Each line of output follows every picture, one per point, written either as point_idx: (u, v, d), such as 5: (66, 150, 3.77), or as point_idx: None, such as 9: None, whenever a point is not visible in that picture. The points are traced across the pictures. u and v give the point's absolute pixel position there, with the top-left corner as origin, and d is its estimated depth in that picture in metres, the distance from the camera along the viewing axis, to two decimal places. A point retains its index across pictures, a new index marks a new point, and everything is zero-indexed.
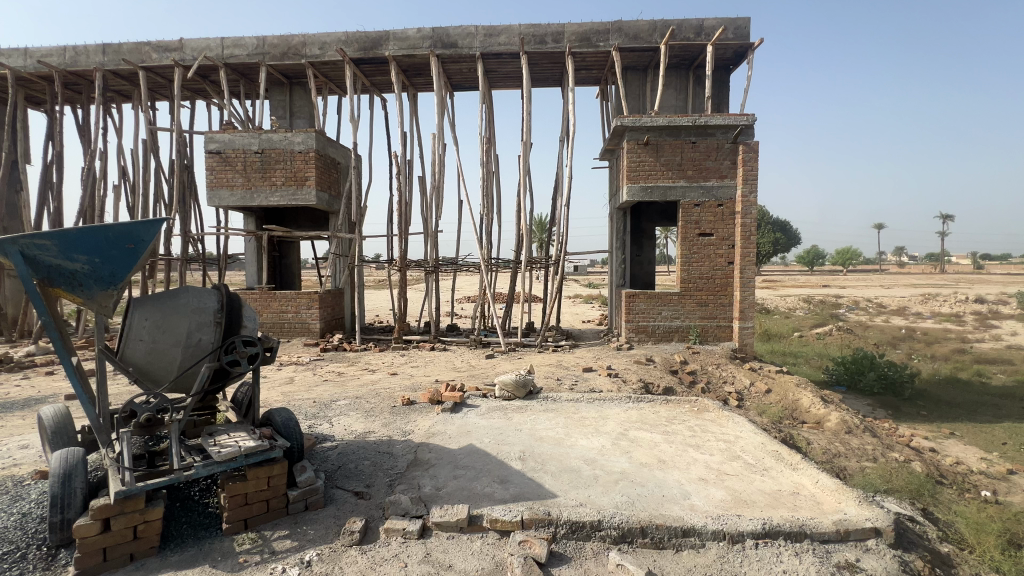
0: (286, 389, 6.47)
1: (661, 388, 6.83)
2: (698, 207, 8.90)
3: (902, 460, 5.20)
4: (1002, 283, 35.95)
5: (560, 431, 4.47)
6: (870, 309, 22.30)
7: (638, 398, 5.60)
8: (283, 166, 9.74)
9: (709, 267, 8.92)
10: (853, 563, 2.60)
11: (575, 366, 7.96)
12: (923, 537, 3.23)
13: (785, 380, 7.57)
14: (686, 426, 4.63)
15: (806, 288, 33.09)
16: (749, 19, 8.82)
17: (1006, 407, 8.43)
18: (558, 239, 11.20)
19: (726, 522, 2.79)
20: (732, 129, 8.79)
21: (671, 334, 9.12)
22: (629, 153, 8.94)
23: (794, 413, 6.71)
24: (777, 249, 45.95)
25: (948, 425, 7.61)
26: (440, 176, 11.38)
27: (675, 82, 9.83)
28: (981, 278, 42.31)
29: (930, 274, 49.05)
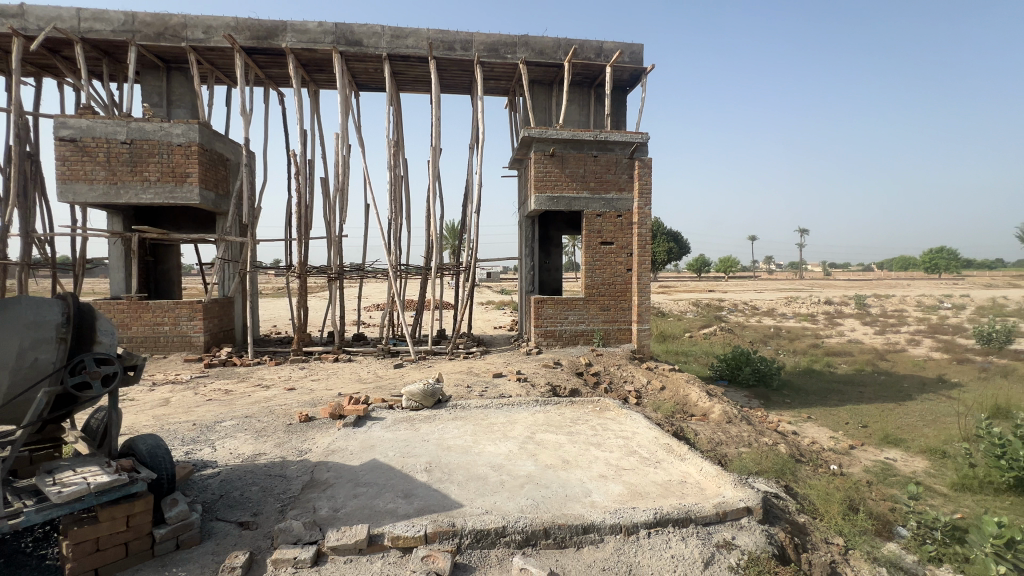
0: (159, 412, 5.69)
1: (567, 390, 7.09)
2: (600, 216, 9.42)
3: (770, 443, 5.92)
4: (844, 288, 42.63)
5: (467, 438, 4.43)
6: (746, 310, 25.27)
7: (545, 401, 5.76)
8: (158, 161, 8.63)
9: (610, 273, 9.49)
10: (730, 542, 2.88)
11: (485, 372, 7.98)
12: (785, 510, 3.69)
13: (677, 378, 8.26)
14: (589, 426, 4.85)
15: (695, 292, 36.75)
16: (642, 46, 9.59)
17: (848, 392, 9.98)
18: (468, 246, 11.20)
19: (622, 515, 2.93)
20: (628, 145, 9.46)
21: (576, 338, 9.53)
22: (536, 163, 9.23)
23: (684, 407, 7.34)
24: (671, 258, 50.38)
25: (806, 410, 8.82)
26: (344, 178, 10.84)
27: (579, 98, 10.37)
28: (829, 283, 49.96)
29: (792, 280, 56.86)
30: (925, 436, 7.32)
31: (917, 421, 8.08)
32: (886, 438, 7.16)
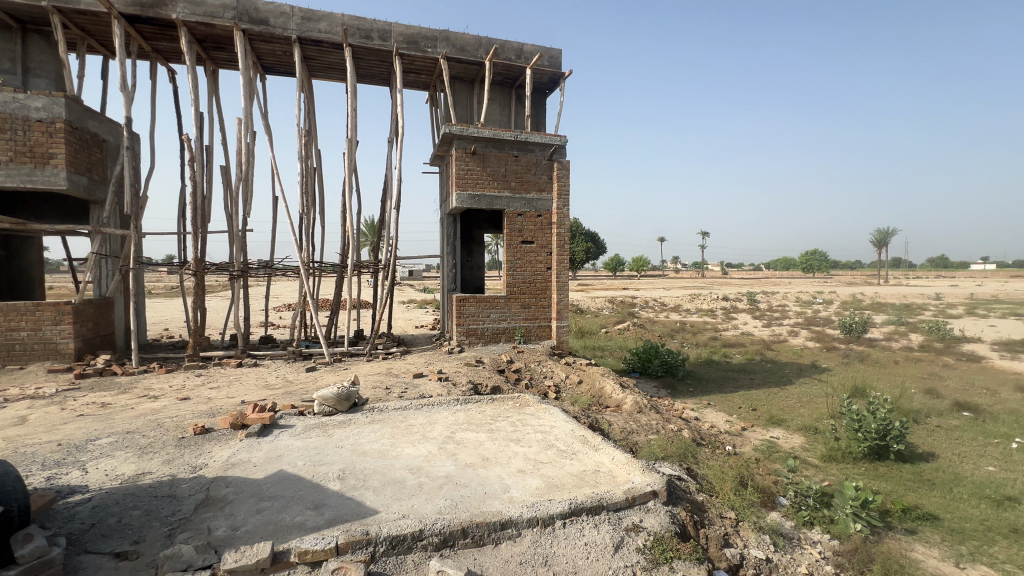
0: (13, 434, 4.85)
1: (489, 388, 7.13)
2: (521, 216, 9.57)
3: (676, 429, 6.40)
4: (738, 286, 47.20)
5: (384, 442, 4.28)
6: (656, 307, 27.11)
7: (466, 399, 5.74)
8: (11, 137, 7.35)
9: (531, 272, 9.68)
10: (638, 525, 3.06)
11: (405, 373, 7.78)
12: (686, 490, 4.00)
13: (593, 371, 8.65)
14: (509, 422, 4.91)
15: (611, 290, 38.76)
16: (560, 51, 9.89)
17: (742, 380, 11.09)
18: (387, 243, 10.83)
19: (539, 508, 3.00)
20: (547, 147, 9.71)
21: (498, 335, 9.62)
22: (457, 161, 9.15)
23: (600, 400, 7.70)
24: (589, 257, 52.63)
25: (706, 397, 9.66)
26: (248, 167, 9.97)
27: (499, 98, 10.45)
28: (726, 281, 55.08)
29: (695, 278, 62.00)
30: (801, 415, 8.34)
31: (795, 402, 9.19)
32: (771, 419, 8.06)
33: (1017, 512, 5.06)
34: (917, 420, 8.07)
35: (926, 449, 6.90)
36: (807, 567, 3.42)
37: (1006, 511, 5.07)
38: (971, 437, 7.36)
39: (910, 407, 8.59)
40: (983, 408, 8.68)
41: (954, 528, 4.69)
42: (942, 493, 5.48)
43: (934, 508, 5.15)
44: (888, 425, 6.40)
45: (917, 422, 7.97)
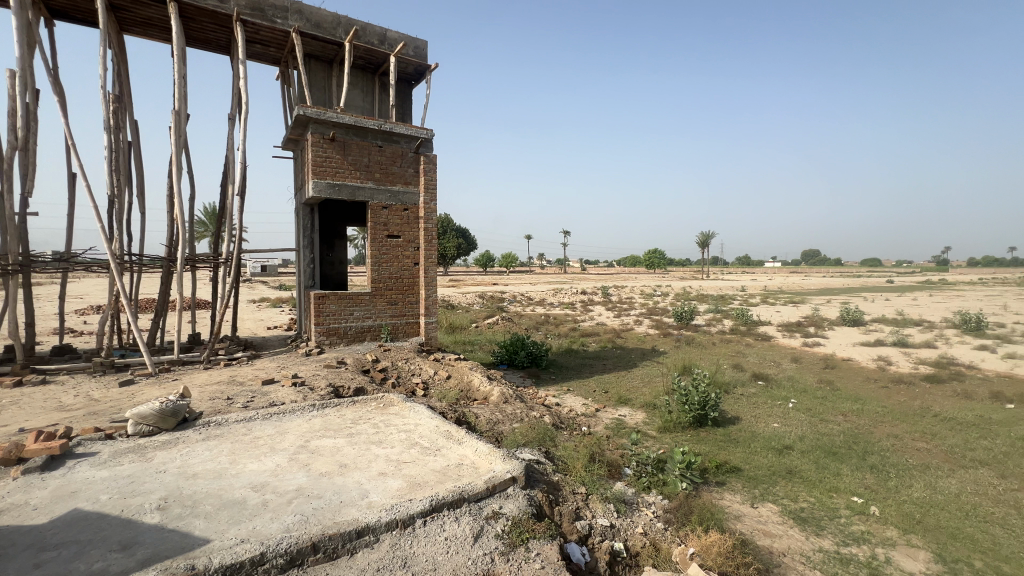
0: None
1: (351, 390, 6.72)
2: (386, 209, 9.19)
3: (538, 416, 6.80)
4: (595, 281, 51.88)
5: (222, 460, 3.76)
6: (523, 301, 28.43)
7: (323, 404, 5.32)
8: None
9: (397, 267, 9.37)
10: (498, 512, 3.17)
11: (252, 380, 6.94)
12: (543, 472, 4.27)
13: (462, 366, 8.73)
14: (371, 424, 4.69)
15: (481, 285, 39.65)
16: (427, 43, 9.69)
17: (597, 366, 12.23)
18: (230, 234, 9.52)
19: (398, 510, 2.92)
20: (413, 139, 9.47)
21: (362, 334, 9.14)
22: (313, 146, 8.41)
23: (467, 393, 7.81)
24: (460, 253, 53.01)
25: (567, 383, 10.43)
26: (29, 133, 7.90)
27: (361, 83, 9.88)
28: (584, 277, 60.15)
29: (558, 274, 66.53)
30: (643, 394, 9.48)
31: (639, 383, 10.41)
32: (620, 399, 9.03)
33: (791, 457, 6.44)
34: (728, 391, 9.77)
35: (733, 413, 8.39)
36: (643, 526, 3.90)
37: (785, 458, 6.42)
38: (763, 401, 9.15)
39: (723, 380, 10.37)
40: (771, 377, 10.86)
41: (751, 476, 5.80)
42: (743, 449, 6.72)
43: (738, 461, 6.29)
44: (706, 397, 7.62)
45: (728, 392, 9.65)
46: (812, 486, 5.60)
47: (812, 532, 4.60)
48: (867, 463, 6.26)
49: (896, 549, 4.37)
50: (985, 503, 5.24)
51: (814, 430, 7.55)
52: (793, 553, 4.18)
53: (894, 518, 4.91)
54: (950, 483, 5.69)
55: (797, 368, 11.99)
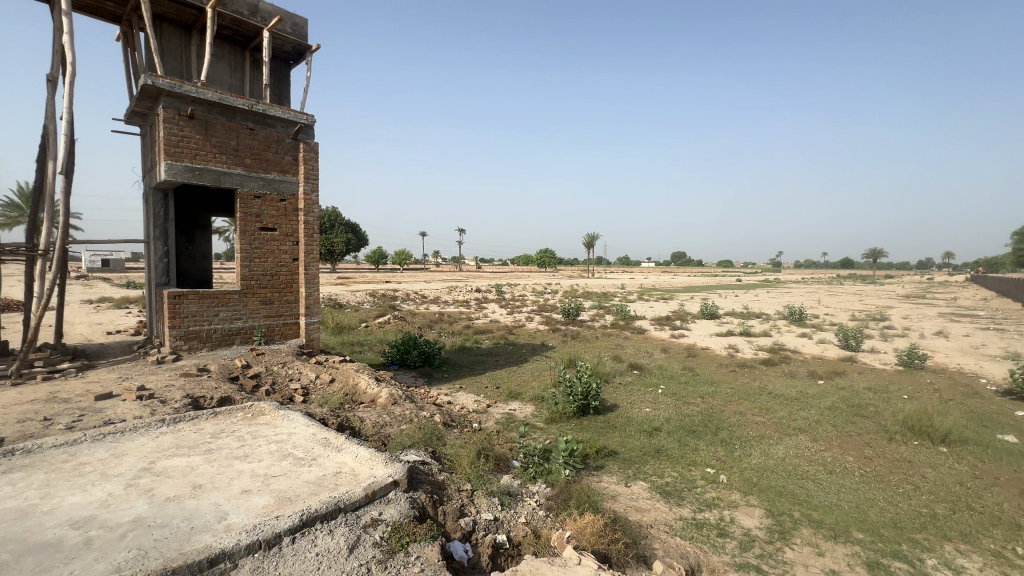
0: None
1: (214, 400, 5.97)
2: (258, 198, 8.32)
3: (428, 416, 6.69)
4: (489, 279, 52.56)
5: (30, 495, 3.08)
6: (417, 299, 27.82)
7: (176, 419, 4.63)
8: None
9: (272, 263, 8.54)
10: (377, 518, 3.04)
11: (81, 395, 5.82)
12: (428, 473, 4.21)
13: (347, 368, 8.24)
14: (235, 438, 4.21)
15: (372, 283, 37.89)
16: (306, 22, 8.97)
17: (490, 362, 12.41)
18: (50, 221, 7.85)
19: (262, 530, 2.65)
20: (291, 125, 8.70)
21: (230, 337, 8.17)
22: (165, 123, 7.28)
23: (353, 396, 7.41)
24: (349, 250, 50.15)
25: (459, 381, 10.42)
26: None
27: (228, 57, 8.81)
28: (479, 275, 60.61)
29: (453, 272, 66.30)
30: (533, 388, 9.84)
31: (529, 377, 10.79)
32: (511, 394, 9.27)
33: (659, 438, 7.15)
34: (608, 381, 10.57)
35: (612, 401, 9.09)
36: (526, 516, 4.04)
37: (654, 439, 7.11)
38: (637, 388, 10.05)
39: (604, 371, 11.17)
40: (645, 366, 11.99)
41: (625, 458, 6.33)
42: (620, 433, 7.30)
43: (615, 445, 6.82)
44: (588, 388, 8.14)
45: (608, 382, 10.43)
46: (675, 462, 6.28)
47: (674, 503, 5.16)
48: (719, 438, 7.20)
49: (738, 509, 5.09)
50: (802, 463, 6.34)
51: (678, 412, 8.48)
52: (658, 524, 4.65)
53: (737, 483, 5.71)
54: (778, 449, 6.79)
55: (666, 357, 13.39)
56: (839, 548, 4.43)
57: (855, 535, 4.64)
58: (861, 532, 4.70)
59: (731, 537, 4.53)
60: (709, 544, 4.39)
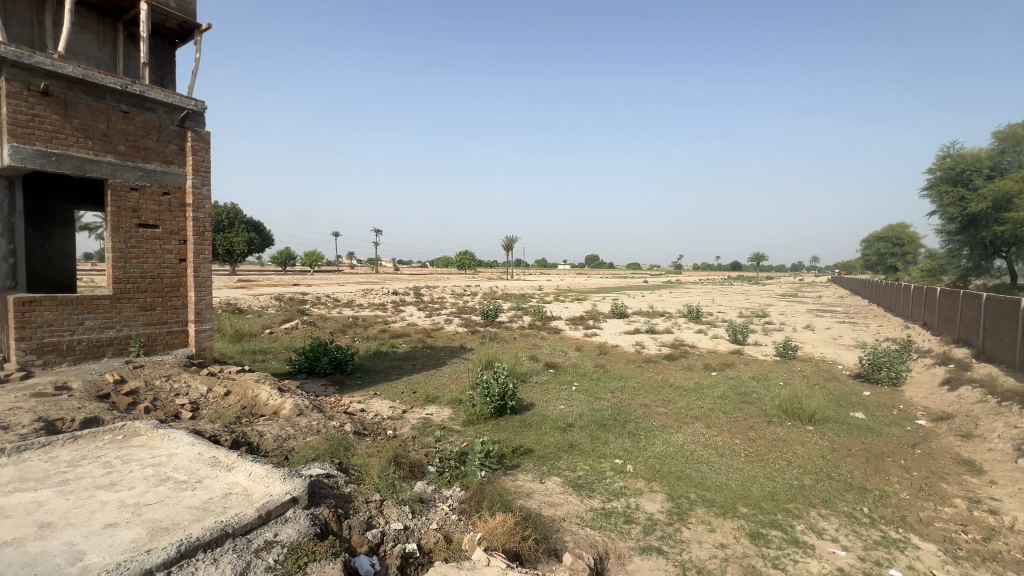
0: None
1: (76, 423, 5.16)
2: (135, 191, 7.34)
3: (337, 425, 6.34)
4: (407, 282, 51.33)
5: None
6: (329, 303, 26.34)
7: (22, 448, 3.92)
8: None
9: (153, 265, 7.58)
10: (271, 540, 2.82)
11: None
12: (333, 486, 3.98)
13: (245, 378, 7.56)
14: (100, 465, 3.66)
15: (278, 286, 35.18)
16: None
17: (406, 367, 12.08)
18: None
19: (127, 567, 2.33)
20: (176, 110, 7.80)
21: (100, 348, 7.11)
22: (10, 98, 6.15)
23: (252, 409, 6.80)
24: (251, 250, 46.22)
25: (374, 387, 10.02)
26: None
27: (96, 29, 7.71)
28: (396, 277, 58.97)
29: (369, 275, 63.77)
30: (451, 391, 9.74)
31: (447, 380, 10.66)
32: (428, 398, 9.09)
33: (572, 434, 7.42)
34: (525, 380, 10.77)
35: (528, 400, 9.27)
36: (438, 521, 3.98)
37: (568, 434, 7.35)
38: (553, 387, 10.36)
39: (521, 371, 11.37)
40: (560, 365, 12.39)
41: (540, 455, 6.49)
42: (536, 431, 7.46)
43: (531, 443, 6.96)
44: (505, 388, 8.23)
45: (525, 381, 10.63)
46: (587, 456, 6.57)
47: (585, 495, 5.38)
48: (626, 430, 7.64)
49: (643, 496, 5.42)
50: (697, 448, 6.93)
51: (590, 407, 8.88)
52: (570, 517, 4.81)
53: (642, 471, 6.11)
54: (678, 437, 7.35)
55: (580, 355, 13.96)
56: (727, 523, 4.89)
57: (740, 510, 5.15)
58: (744, 507, 5.24)
59: (636, 523, 4.82)
60: (616, 531, 4.63)
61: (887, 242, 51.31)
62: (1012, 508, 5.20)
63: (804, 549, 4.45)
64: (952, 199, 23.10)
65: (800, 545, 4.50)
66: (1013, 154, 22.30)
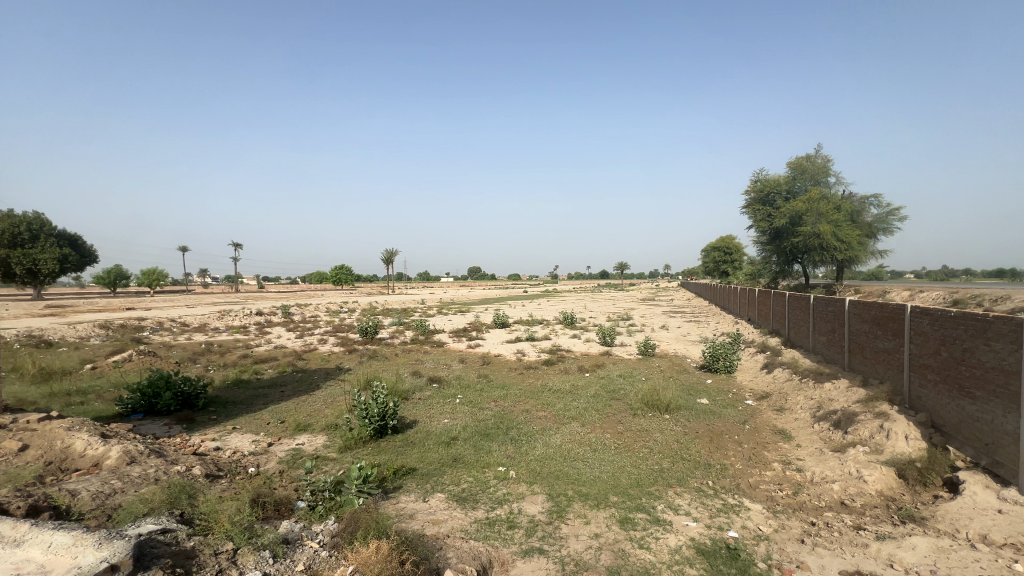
0: None
1: None
2: None
3: (183, 470, 5.46)
4: (274, 300, 46.70)
5: None
6: (174, 328, 22.74)
7: None
8: None
9: None
10: None
11: None
12: (169, 543, 3.40)
13: (52, 427, 6.12)
14: None
15: (104, 312, 29.34)
16: None
17: (273, 394, 10.89)
18: None
19: None
20: None
21: None
22: None
23: (62, 465, 5.53)
24: (66, 269, 38.06)
25: (232, 421, 8.83)
26: None
27: None
28: (262, 296, 53.33)
29: (227, 294, 56.66)
30: (325, 416, 9.01)
31: (321, 406, 9.84)
32: (299, 427, 8.29)
33: (456, 447, 7.35)
34: (407, 398, 10.40)
35: (411, 418, 8.97)
36: (305, 562, 3.63)
37: (451, 448, 7.27)
38: (436, 401, 10.17)
39: (403, 388, 10.99)
40: (443, 379, 12.22)
41: (423, 473, 6.32)
42: (419, 449, 7.24)
43: (414, 462, 6.74)
44: (385, 408, 7.86)
45: (407, 399, 10.28)
46: (471, 467, 6.56)
47: (469, 507, 5.36)
48: (509, 437, 7.81)
49: (525, 500, 5.58)
50: (574, 447, 7.36)
51: (474, 418, 8.90)
52: (455, 532, 4.75)
53: (524, 475, 6.29)
54: (557, 438, 7.72)
55: (464, 367, 13.96)
56: (600, 513, 5.25)
57: (611, 499, 5.58)
58: (615, 496, 5.67)
59: (519, 527, 4.93)
60: (500, 538, 4.68)
61: (720, 251, 60.33)
62: (811, 464, 6.43)
63: (663, 526, 4.96)
64: (763, 216, 28.06)
65: (660, 523, 5.02)
66: (802, 180, 27.82)
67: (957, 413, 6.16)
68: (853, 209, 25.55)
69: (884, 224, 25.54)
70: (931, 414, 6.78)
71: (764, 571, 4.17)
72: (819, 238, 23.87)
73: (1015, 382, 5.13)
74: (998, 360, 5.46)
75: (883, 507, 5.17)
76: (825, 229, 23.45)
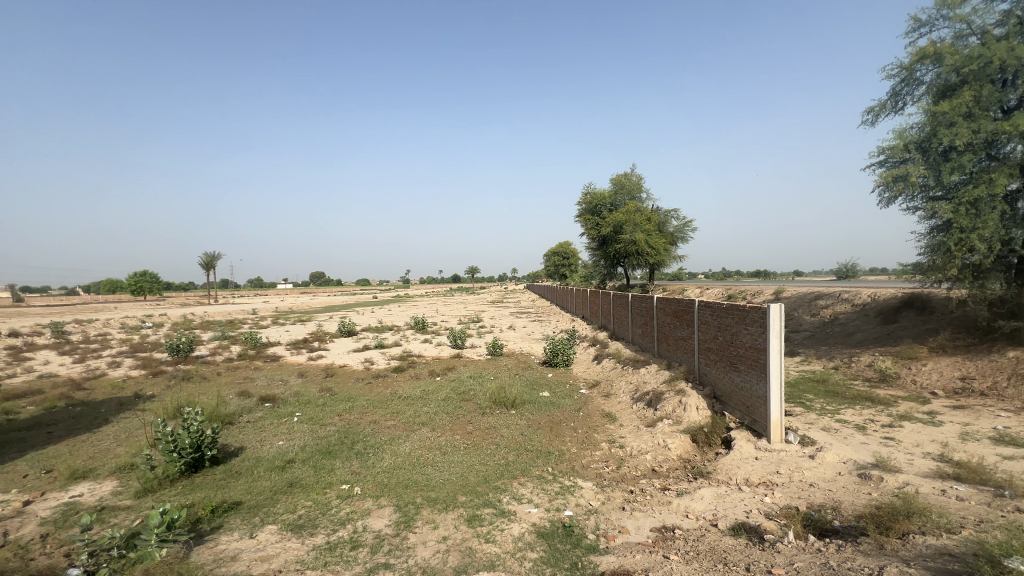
0: None
1: None
2: None
3: None
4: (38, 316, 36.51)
5: None
6: None
7: None
8: None
9: None
10: None
11: None
12: None
13: None
14: None
15: None
16: None
17: (32, 438, 8.43)
18: None
19: None
20: None
21: None
22: None
23: None
24: None
25: None
26: None
27: None
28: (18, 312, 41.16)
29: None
30: (116, 457, 7.30)
31: (110, 444, 7.95)
32: (75, 474, 6.59)
33: (293, 470, 6.65)
34: (231, 422, 9.05)
35: (236, 445, 7.82)
36: None
37: (287, 473, 6.55)
38: (269, 423, 9.04)
39: (226, 411, 9.52)
40: (278, 397, 10.93)
41: (250, 505, 5.56)
42: (245, 479, 6.35)
43: (239, 494, 5.89)
44: (201, 436, 6.68)
45: (231, 424, 8.93)
46: (311, 490, 6.00)
47: (307, 535, 4.88)
48: (354, 451, 7.35)
49: (371, 515, 5.30)
50: (423, 453, 7.25)
51: (314, 436, 8.16)
52: (289, 565, 4.27)
53: (371, 489, 5.98)
54: (406, 446, 7.52)
55: (302, 382, 12.71)
56: (448, 515, 5.27)
57: (460, 500, 5.63)
58: (463, 496, 5.75)
59: (363, 546, 4.65)
60: (342, 561, 4.37)
61: (559, 256, 65.94)
62: (630, 440, 7.41)
63: (508, 517, 5.20)
64: (593, 225, 31.58)
65: (505, 515, 5.24)
66: (622, 195, 31.99)
67: (730, 385, 7.73)
68: (660, 221, 30.36)
69: (681, 234, 30.94)
70: (714, 388, 8.39)
71: (594, 541, 4.65)
72: (636, 245, 27.72)
73: (763, 357, 6.65)
74: (753, 340, 7.01)
75: (682, 468, 6.21)
76: (640, 237, 27.37)
